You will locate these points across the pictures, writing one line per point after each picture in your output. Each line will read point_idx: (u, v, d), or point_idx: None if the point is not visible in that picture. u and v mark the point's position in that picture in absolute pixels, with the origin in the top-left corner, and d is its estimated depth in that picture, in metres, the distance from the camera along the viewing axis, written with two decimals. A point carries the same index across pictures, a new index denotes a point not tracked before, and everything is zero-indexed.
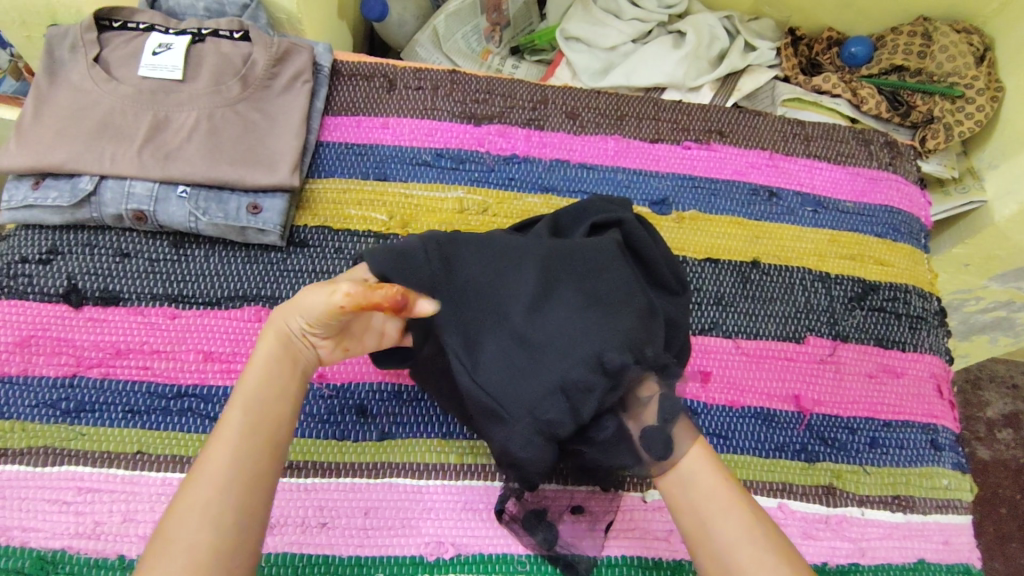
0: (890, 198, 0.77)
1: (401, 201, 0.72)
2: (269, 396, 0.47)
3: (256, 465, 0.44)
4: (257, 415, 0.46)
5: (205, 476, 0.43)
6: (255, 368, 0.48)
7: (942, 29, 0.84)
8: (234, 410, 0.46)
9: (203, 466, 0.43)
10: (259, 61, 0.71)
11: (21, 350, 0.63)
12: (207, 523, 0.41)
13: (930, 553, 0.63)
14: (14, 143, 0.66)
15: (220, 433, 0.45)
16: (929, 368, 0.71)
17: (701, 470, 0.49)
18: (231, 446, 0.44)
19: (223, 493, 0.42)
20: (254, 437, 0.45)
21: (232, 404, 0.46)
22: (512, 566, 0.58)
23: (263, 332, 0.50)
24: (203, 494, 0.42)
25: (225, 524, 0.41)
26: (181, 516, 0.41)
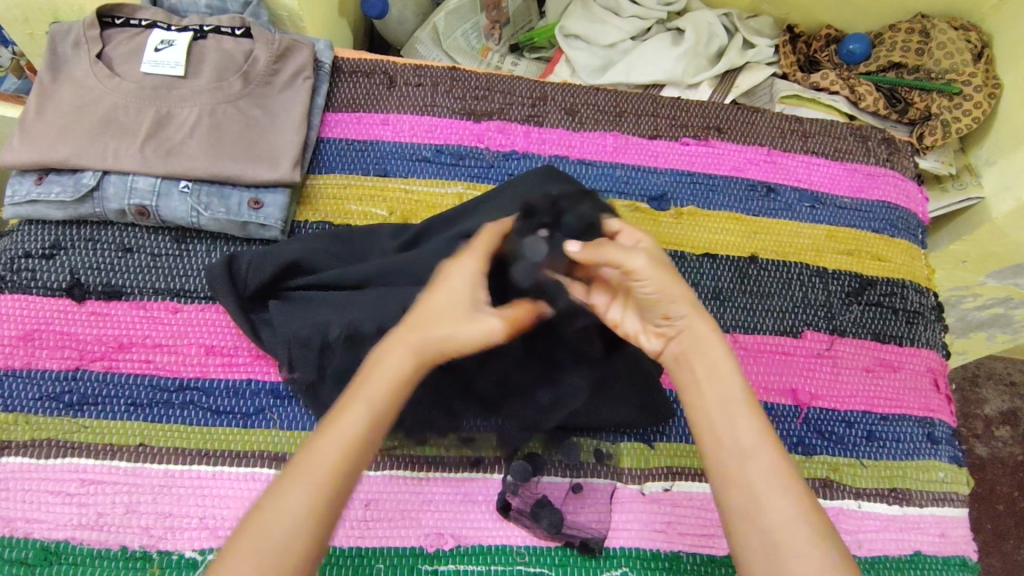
0: (887, 193, 0.78)
1: (401, 196, 0.73)
2: (394, 401, 0.45)
3: (359, 464, 0.43)
4: (381, 419, 0.44)
5: (312, 476, 0.41)
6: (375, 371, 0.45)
7: (939, 26, 0.85)
8: (359, 412, 0.43)
9: (312, 461, 0.41)
10: (260, 58, 0.71)
11: (25, 343, 0.63)
12: (297, 521, 0.40)
13: (926, 545, 0.64)
14: (18, 139, 0.67)
15: (340, 429, 0.43)
16: (926, 363, 0.72)
17: (737, 411, 0.46)
18: (351, 446, 0.42)
19: (324, 495, 0.41)
20: (367, 441, 0.43)
21: (357, 401, 0.44)
22: (511, 557, 0.58)
23: (392, 341, 0.46)
24: (302, 491, 0.41)
25: (315, 530, 0.40)
26: (274, 510, 0.40)
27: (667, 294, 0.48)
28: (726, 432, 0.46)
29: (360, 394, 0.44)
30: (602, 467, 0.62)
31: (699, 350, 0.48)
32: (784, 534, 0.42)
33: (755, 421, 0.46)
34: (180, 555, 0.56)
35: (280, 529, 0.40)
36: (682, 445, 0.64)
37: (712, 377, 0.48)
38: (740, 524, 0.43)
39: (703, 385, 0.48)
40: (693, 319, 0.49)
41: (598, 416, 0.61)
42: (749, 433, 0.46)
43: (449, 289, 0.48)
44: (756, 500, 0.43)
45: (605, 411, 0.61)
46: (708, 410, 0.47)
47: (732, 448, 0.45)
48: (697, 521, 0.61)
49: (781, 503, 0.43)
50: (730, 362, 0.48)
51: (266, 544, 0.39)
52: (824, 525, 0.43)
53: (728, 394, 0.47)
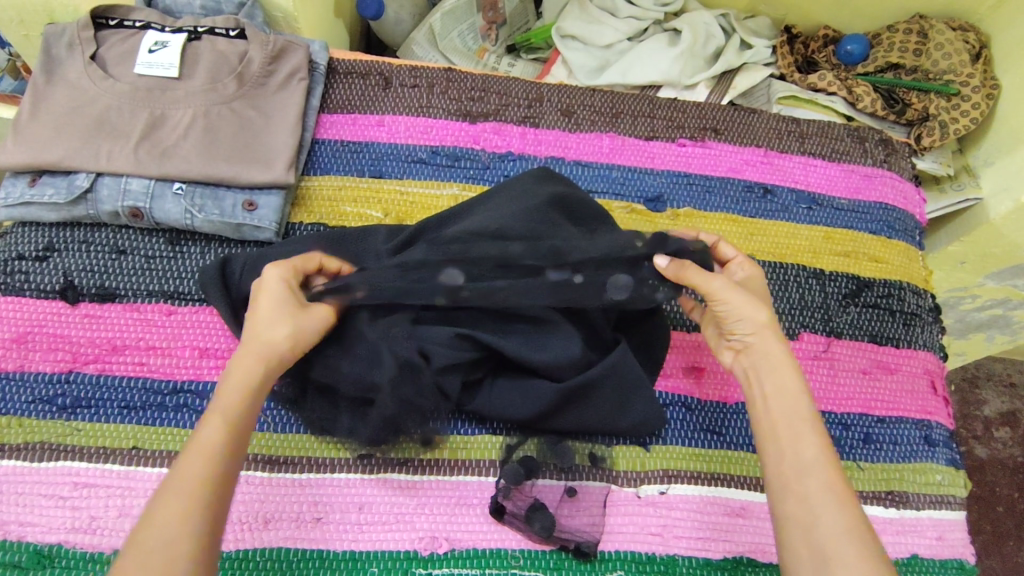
0: (884, 194, 0.78)
1: (396, 197, 0.72)
2: (246, 412, 0.48)
3: (230, 471, 0.46)
4: (237, 431, 0.47)
5: (182, 483, 0.43)
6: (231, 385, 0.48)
7: (937, 27, 0.85)
8: (215, 425, 0.46)
9: (179, 473, 0.44)
10: (255, 59, 0.71)
11: (18, 345, 0.63)
12: (181, 528, 0.42)
13: (923, 548, 0.63)
14: (11, 140, 0.66)
15: (199, 442, 0.45)
16: (923, 365, 0.71)
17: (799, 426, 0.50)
18: (214, 454, 0.45)
19: (200, 500, 0.43)
20: (228, 447, 0.46)
21: (213, 415, 0.47)
22: (506, 561, 0.58)
23: (237, 356, 0.50)
24: (179, 500, 0.42)
25: (199, 535, 0.42)
26: (156, 517, 0.42)
27: (739, 315, 0.55)
28: (788, 444, 0.49)
29: (215, 410, 0.47)
30: (597, 470, 0.62)
31: (770, 366, 0.53)
32: (834, 543, 0.44)
33: (817, 439, 0.49)
34: None
35: (162, 537, 0.41)
36: (678, 448, 0.64)
37: (774, 394, 0.52)
38: (792, 530, 0.46)
39: (769, 402, 0.52)
40: (767, 341, 0.54)
41: (592, 420, 0.60)
42: (810, 449, 0.48)
43: (263, 315, 0.52)
44: (810, 509, 0.46)
45: (600, 416, 0.60)
46: (773, 422, 0.51)
47: (791, 460, 0.48)
48: (692, 524, 0.61)
49: (833, 514, 0.45)
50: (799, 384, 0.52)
51: (151, 551, 0.40)
52: (875, 543, 0.44)
53: (791, 410, 0.50)
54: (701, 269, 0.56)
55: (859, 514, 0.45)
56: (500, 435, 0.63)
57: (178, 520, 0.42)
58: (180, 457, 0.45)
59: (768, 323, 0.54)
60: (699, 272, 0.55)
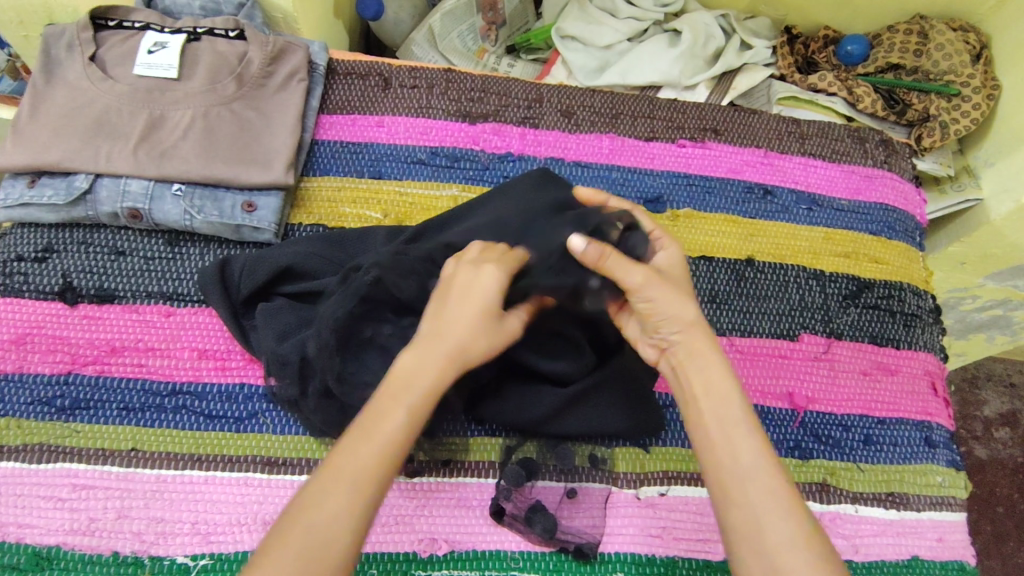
0: (885, 195, 0.78)
1: (396, 198, 0.72)
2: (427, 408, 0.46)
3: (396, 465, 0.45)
4: (417, 426, 0.45)
5: (351, 478, 0.43)
6: (417, 380, 0.46)
7: (937, 27, 0.84)
8: (396, 419, 0.45)
9: (351, 467, 0.43)
10: (254, 60, 0.71)
11: (17, 347, 0.63)
12: (338, 526, 0.41)
13: (924, 550, 0.63)
14: (10, 142, 0.66)
15: (376, 437, 0.44)
16: (923, 366, 0.71)
17: (737, 432, 0.48)
18: (394, 449, 0.44)
19: (366, 498, 0.43)
20: (398, 448, 0.45)
21: (395, 407, 0.45)
22: (505, 563, 0.58)
23: (425, 347, 0.47)
24: (346, 496, 0.42)
25: (353, 534, 0.42)
26: (320, 512, 0.41)
27: (664, 311, 0.51)
28: (726, 451, 0.47)
29: (398, 400, 0.45)
30: (596, 472, 0.62)
31: (696, 365, 0.50)
32: (783, 555, 0.43)
33: (754, 440, 0.47)
34: (172, 561, 0.56)
35: (319, 532, 0.41)
36: (677, 450, 0.64)
37: (710, 394, 0.49)
38: (739, 544, 0.45)
39: (701, 404, 0.49)
40: (691, 336, 0.51)
41: (591, 421, 0.60)
42: (748, 455, 0.47)
43: (454, 322, 0.48)
44: (755, 520, 0.45)
45: (599, 419, 0.60)
46: (714, 426, 0.48)
47: (731, 468, 0.47)
48: (692, 526, 0.61)
49: (780, 524, 0.44)
50: (730, 383, 0.49)
51: (308, 547, 0.40)
52: (822, 544, 0.44)
53: (729, 412, 0.48)
54: (621, 257, 0.51)
55: (805, 517, 0.45)
56: (499, 436, 0.63)
57: (341, 516, 0.42)
58: (341, 450, 0.44)
59: (697, 318, 0.51)
60: (619, 259, 0.51)
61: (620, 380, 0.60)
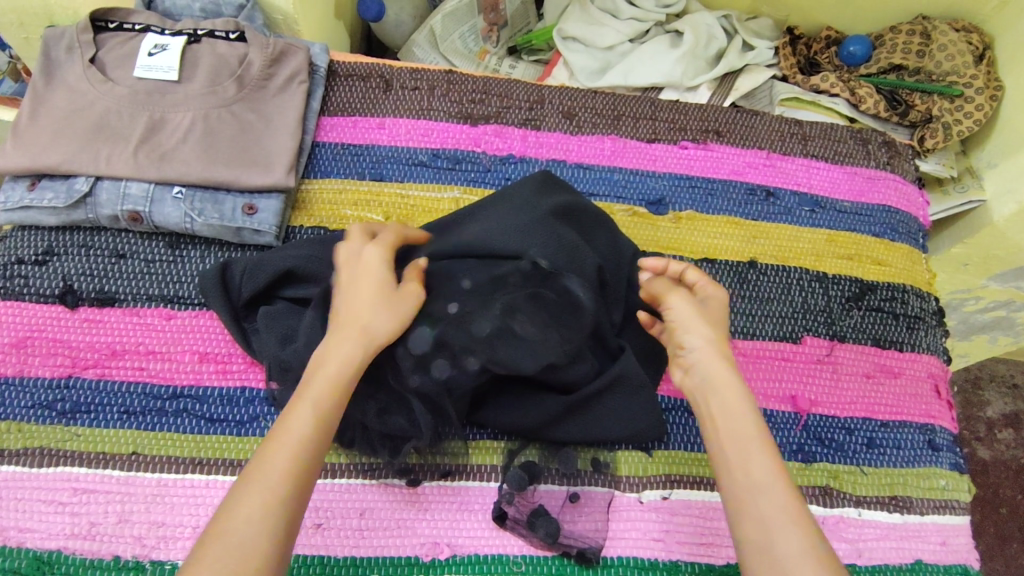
0: (888, 197, 0.77)
1: (397, 201, 0.72)
2: (337, 398, 0.48)
3: (318, 455, 0.46)
4: (326, 416, 0.47)
5: (268, 471, 0.44)
6: (323, 374, 0.48)
7: (940, 28, 0.84)
8: (303, 414, 0.47)
9: (267, 460, 0.44)
10: (255, 62, 0.70)
11: (17, 350, 0.63)
12: (262, 515, 0.42)
13: (927, 554, 0.63)
14: (10, 144, 0.66)
15: (287, 430, 0.46)
16: (927, 369, 0.71)
17: (751, 449, 0.48)
18: (313, 436, 0.46)
19: (284, 484, 0.44)
20: (316, 438, 0.46)
21: (302, 404, 0.47)
22: (508, 567, 0.58)
23: (335, 337, 0.50)
24: (265, 492, 0.43)
25: (280, 522, 0.43)
26: (243, 509, 0.42)
27: (693, 330, 0.54)
28: (741, 467, 0.48)
29: (306, 393, 0.48)
30: (599, 475, 0.62)
31: (716, 385, 0.52)
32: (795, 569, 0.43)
33: (766, 457, 0.48)
34: (172, 565, 0.56)
35: (240, 530, 0.42)
36: (680, 453, 0.64)
37: (728, 410, 0.50)
38: (751, 557, 0.45)
39: (717, 421, 0.50)
40: (709, 357, 0.53)
41: (593, 426, 0.60)
42: (761, 470, 0.47)
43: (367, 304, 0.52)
44: (768, 532, 0.45)
45: (601, 427, 0.60)
46: (729, 443, 0.49)
47: (744, 480, 0.47)
48: (695, 530, 0.61)
49: (789, 534, 0.44)
50: (745, 402, 0.51)
51: (235, 541, 0.41)
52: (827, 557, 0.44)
53: (740, 426, 0.49)
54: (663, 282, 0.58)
55: (814, 531, 0.45)
56: (501, 440, 0.63)
57: (261, 508, 0.43)
58: (262, 450, 0.46)
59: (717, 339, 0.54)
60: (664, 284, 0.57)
61: (618, 388, 0.60)
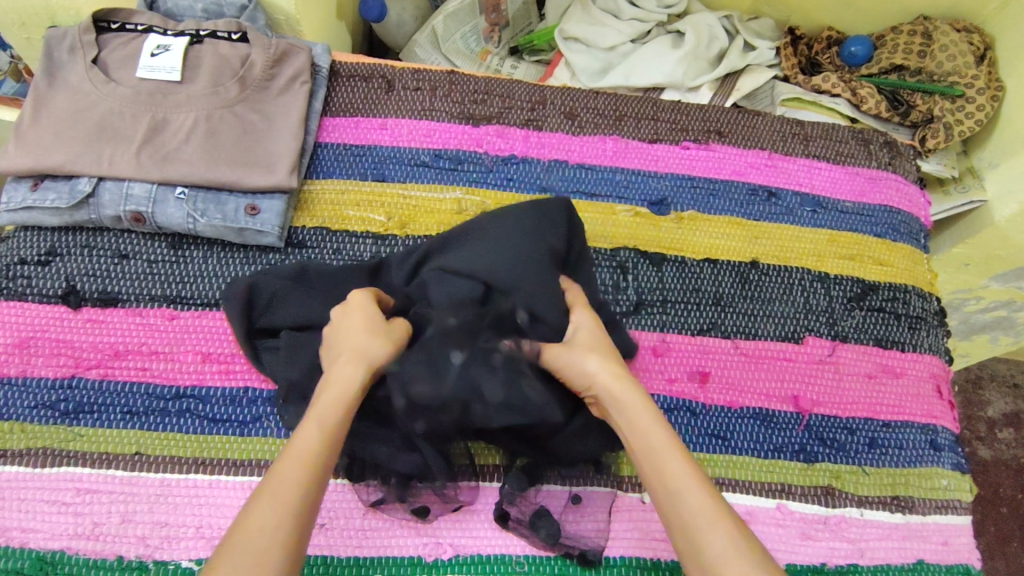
0: (890, 197, 0.77)
1: (400, 201, 0.72)
2: (343, 418, 0.48)
3: (327, 472, 0.45)
4: (331, 430, 0.47)
5: (279, 487, 0.42)
6: (327, 396, 0.48)
7: (942, 28, 0.84)
8: (307, 429, 0.46)
9: (278, 477, 0.43)
10: (257, 62, 0.71)
11: (20, 351, 0.63)
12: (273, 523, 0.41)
13: (929, 554, 0.63)
14: (13, 145, 0.66)
15: (296, 448, 0.45)
16: (928, 369, 0.71)
17: (661, 455, 0.47)
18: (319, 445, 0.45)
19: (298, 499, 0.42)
20: (325, 454, 0.45)
21: (309, 423, 0.46)
22: (511, 567, 0.58)
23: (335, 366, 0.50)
24: (277, 505, 0.41)
25: (293, 536, 0.41)
26: (254, 518, 0.41)
27: (583, 370, 0.52)
28: (657, 478, 0.46)
29: (312, 413, 0.47)
30: (602, 475, 0.62)
31: (620, 404, 0.50)
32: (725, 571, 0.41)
33: (679, 462, 0.46)
34: (176, 565, 0.56)
35: (254, 547, 0.39)
36: None
37: (633, 425, 0.49)
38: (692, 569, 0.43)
39: (629, 439, 0.49)
40: (607, 379, 0.51)
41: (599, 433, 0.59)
42: (676, 476, 0.45)
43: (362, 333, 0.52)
44: (694, 541, 0.43)
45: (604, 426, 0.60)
46: (643, 456, 0.47)
47: (662, 489, 0.46)
48: None
49: (716, 534, 0.42)
50: (647, 411, 0.49)
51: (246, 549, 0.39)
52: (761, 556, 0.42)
53: (650, 435, 0.48)
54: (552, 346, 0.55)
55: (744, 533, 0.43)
56: None
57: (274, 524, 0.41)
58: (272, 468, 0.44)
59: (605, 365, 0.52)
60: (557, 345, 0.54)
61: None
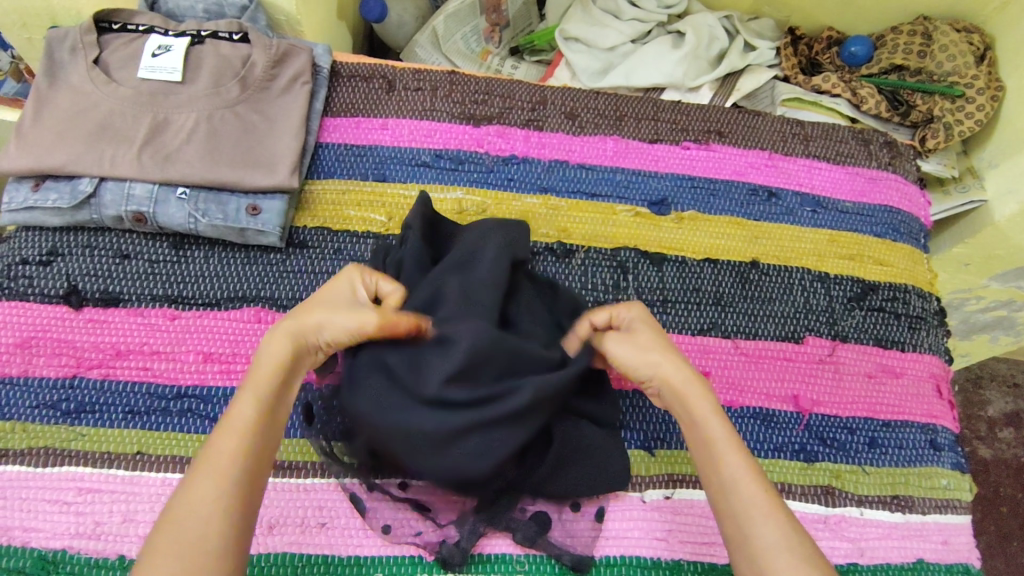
0: (890, 197, 0.77)
1: (400, 201, 0.72)
2: (278, 389, 0.51)
3: (262, 442, 0.49)
4: (267, 401, 0.50)
5: (215, 461, 0.46)
6: (261, 367, 0.51)
7: (941, 28, 0.84)
8: (246, 402, 0.49)
9: (213, 450, 0.47)
10: (258, 63, 0.71)
11: (22, 350, 0.63)
12: (211, 512, 0.44)
13: (929, 553, 0.63)
14: (15, 145, 0.66)
15: (233, 419, 0.48)
16: (928, 368, 0.71)
17: (720, 448, 0.50)
18: (253, 427, 0.48)
19: (231, 472, 0.46)
20: (257, 427, 0.48)
21: (244, 394, 0.50)
22: (512, 566, 0.58)
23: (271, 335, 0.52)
24: (211, 478, 0.45)
25: (228, 504, 0.45)
26: (190, 495, 0.44)
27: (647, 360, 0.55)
28: (713, 470, 0.50)
29: (247, 386, 0.50)
30: None
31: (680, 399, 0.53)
32: (770, 559, 0.44)
33: (736, 457, 0.49)
34: None
35: (191, 517, 0.43)
36: (683, 452, 0.64)
37: (697, 418, 0.52)
38: (736, 555, 0.47)
39: (689, 433, 0.52)
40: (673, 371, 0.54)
41: (601, 442, 0.58)
42: (730, 470, 0.49)
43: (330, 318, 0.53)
44: (743, 528, 0.46)
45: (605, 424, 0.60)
46: (700, 451, 0.51)
47: (718, 480, 0.49)
48: (697, 529, 0.61)
49: (768, 527, 0.46)
50: (711, 407, 0.52)
51: (189, 537, 0.43)
52: (809, 551, 0.45)
53: (711, 429, 0.51)
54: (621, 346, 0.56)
55: (793, 526, 0.46)
56: None
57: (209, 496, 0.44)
58: (211, 438, 0.48)
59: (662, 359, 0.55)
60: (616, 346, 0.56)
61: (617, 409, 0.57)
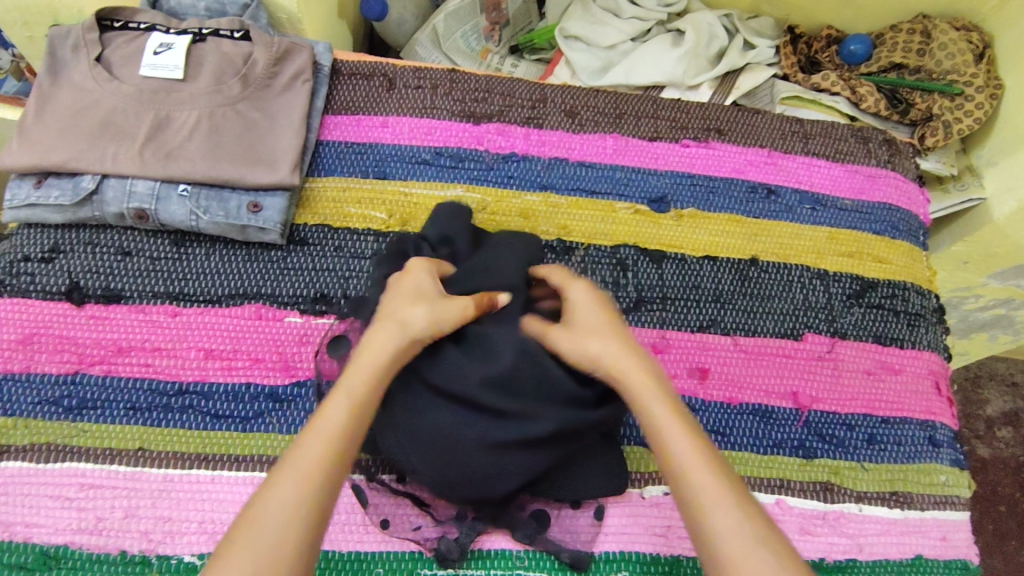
0: (889, 195, 0.78)
1: (401, 198, 0.72)
2: (374, 392, 0.47)
3: (350, 449, 0.45)
4: (363, 405, 0.46)
5: (299, 466, 0.42)
6: (362, 366, 0.47)
7: (941, 27, 0.84)
8: (340, 402, 0.45)
9: (301, 454, 0.43)
10: (259, 61, 0.71)
11: (23, 347, 0.63)
12: (288, 525, 0.40)
13: (928, 549, 0.63)
14: (16, 142, 0.66)
15: (322, 422, 0.44)
16: (927, 365, 0.71)
17: (669, 431, 0.46)
18: (342, 431, 0.44)
19: (315, 484, 0.42)
20: (350, 433, 0.45)
21: (337, 394, 0.46)
22: (511, 562, 0.58)
23: (373, 330, 0.49)
24: (294, 485, 0.41)
25: (310, 517, 0.41)
26: (267, 501, 0.41)
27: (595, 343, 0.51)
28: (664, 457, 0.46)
29: (341, 386, 0.46)
30: None
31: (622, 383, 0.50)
32: (729, 550, 0.41)
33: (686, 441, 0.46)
34: (179, 560, 0.56)
35: (270, 529, 0.40)
36: None
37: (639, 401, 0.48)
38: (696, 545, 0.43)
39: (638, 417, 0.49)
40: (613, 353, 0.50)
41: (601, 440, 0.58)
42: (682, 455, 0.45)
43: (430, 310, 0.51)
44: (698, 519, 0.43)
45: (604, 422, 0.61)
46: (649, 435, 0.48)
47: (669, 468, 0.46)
48: None
49: (723, 516, 0.43)
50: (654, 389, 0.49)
51: (260, 548, 0.39)
52: (769, 537, 0.42)
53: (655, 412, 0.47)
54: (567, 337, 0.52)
55: (751, 512, 0.43)
56: None
57: (289, 506, 0.41)
58: (300, 438, 0.44)
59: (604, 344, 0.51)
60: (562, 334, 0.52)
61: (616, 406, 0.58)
